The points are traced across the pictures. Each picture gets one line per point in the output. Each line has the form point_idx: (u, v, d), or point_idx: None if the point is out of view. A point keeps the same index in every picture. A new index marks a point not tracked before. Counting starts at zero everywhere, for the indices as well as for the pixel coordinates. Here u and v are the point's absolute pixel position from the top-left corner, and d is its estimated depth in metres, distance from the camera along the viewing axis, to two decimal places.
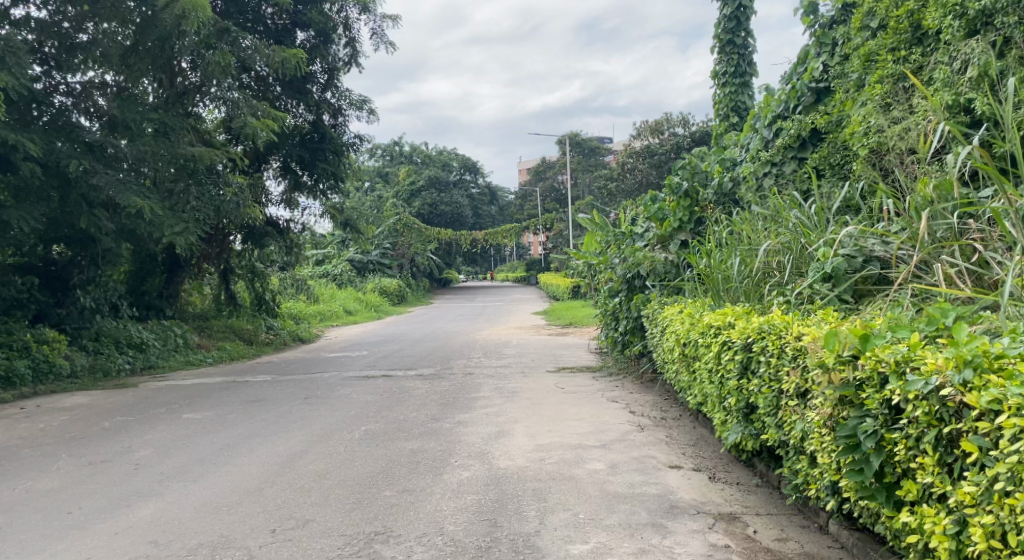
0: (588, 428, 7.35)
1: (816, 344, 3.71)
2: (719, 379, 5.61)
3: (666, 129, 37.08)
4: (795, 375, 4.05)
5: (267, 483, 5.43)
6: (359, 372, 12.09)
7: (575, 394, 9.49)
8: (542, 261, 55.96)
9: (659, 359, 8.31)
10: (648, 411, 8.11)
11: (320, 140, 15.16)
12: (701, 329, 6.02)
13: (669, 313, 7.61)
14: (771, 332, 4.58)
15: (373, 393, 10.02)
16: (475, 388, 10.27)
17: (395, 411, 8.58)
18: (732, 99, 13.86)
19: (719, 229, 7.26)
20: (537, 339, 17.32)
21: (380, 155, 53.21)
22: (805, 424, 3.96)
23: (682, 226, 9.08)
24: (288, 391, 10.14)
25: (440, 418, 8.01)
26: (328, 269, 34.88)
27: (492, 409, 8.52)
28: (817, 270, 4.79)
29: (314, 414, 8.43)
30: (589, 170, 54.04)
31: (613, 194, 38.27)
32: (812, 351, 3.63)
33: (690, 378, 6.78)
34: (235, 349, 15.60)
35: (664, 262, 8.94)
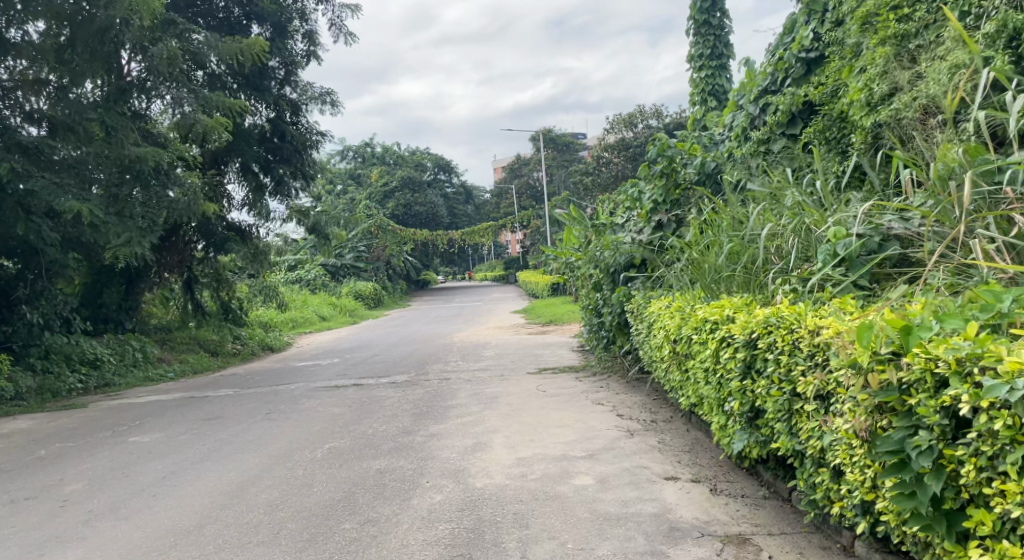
0: (574, 436, 6.72)
1: (841, 339, 3.13)
2: (717, 379, 5.03)
3: (639, 122, 36.64)
4: (815, 375, 3.46)
5: (208, 520, 4.77)
6: (329, 381, 11.41)
7: (558, 397, 8.89)
8: (520, 259, 55.45)
9: (646, 357, 7.71)
10: (637, 414, 7.52)
11: (281, 138, 14.46)
12: (693, 323, 5.43)
13: (656, 307, 7.02)
14: (779, 326, 3.97)
15: (341, 404, 9.33)
16: (451, 395, 9.64)
17: (363, 424, 7.90)
18: (711, 83, 13.22)
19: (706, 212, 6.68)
20: (516, 339, 16.70)
21: (352, 157, 52.21)
22: (828, 432, 3.38)
23: (658, 207, 8.41)
24: (250, 406, 9.44)
25: (412, 430, 7.35)
26: (301, 274, 34.02)
27: (468, 418, 7.88)
28: (827, 253, 4.23)
29: (274, 432, 7.74)
30: (564, 165, 53.57)
31: (589, 188, 37.74)
32: (841, 346, 3.03)
33: (682, 378, 6.20)
34: (197, 362, 14.83)
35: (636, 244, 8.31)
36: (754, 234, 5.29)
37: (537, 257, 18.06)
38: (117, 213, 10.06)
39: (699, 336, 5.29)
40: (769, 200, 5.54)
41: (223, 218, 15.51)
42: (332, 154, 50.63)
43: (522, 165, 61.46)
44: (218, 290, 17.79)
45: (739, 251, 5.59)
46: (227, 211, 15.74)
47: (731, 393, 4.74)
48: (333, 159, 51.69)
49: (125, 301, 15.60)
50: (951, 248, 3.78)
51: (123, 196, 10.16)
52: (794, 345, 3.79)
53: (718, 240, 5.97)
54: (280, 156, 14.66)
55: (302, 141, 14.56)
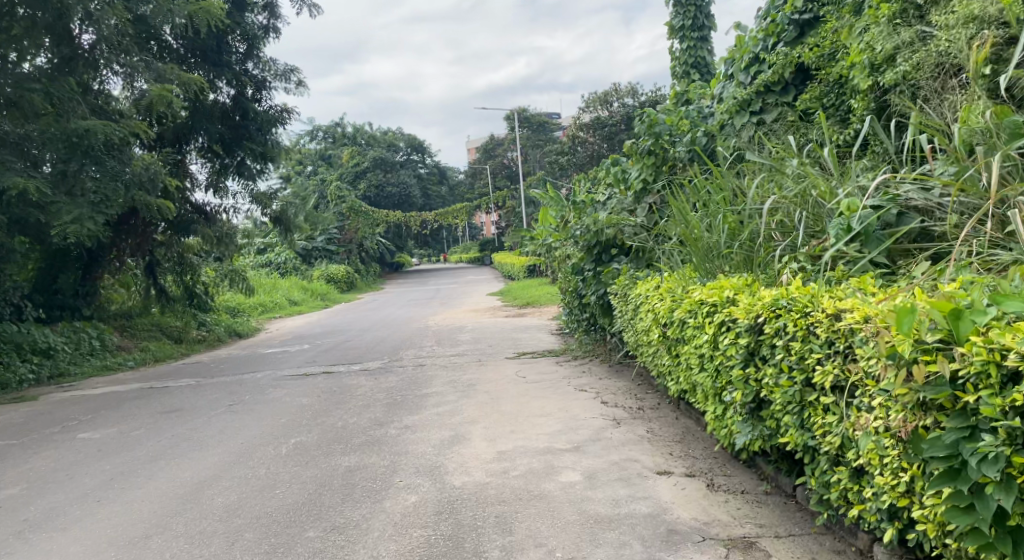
0: (558, 427, 6.33)
1: (873, 325, 2.83)
2: (714, 366, 4.65)
3: (614, 100, 36.05)
4: (835, 365, 3.10)
5: (155, 531, 4.32)
6: (297, 369, 10.91)
7: (538, 383, 8.49)
8: (495, 241, 54.90)
9: (633, 342, 7.32)
10: (622, 400, 7.15)
11: (244, 117, 13.78)
12: (687, 307, 5.05)
13: (643, 289, 6.65)
14: (790, 310, 3.58)
15: (310, 394, 8.85)
16: (426, 382, 9.20)
17: (333, 415, 7.44)
18: (691, 55, 12.89)
19: (697, 189, 6.30)
20: (493, 321, 16.26)
21: (322, 138, 50.80)
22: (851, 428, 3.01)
23: (647, 186, 7.99)
24: (212, 398, 8.92)
25: (385, 423, 6.91)
26: (271, 257, 33.20)
27: (445, 408, 7.45)
28: (839, 228, 3.82)
29: (237, 426, 7.25)
30: (539, 145, 53.00)
31: (564, 167, 37.26)
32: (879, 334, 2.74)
33: (673, 364, 5.80)
34: (159, 350, 14.22)
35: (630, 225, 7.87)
36: (754, 209, 4.91)
37: (512, 237, 17.61)
38: (66, 189, 9.67)
39: (695, 322, 4.89)
40: (767, 175, 5.15)
41: (186, 199, 14.87)
42: (301, 134, 49.49)
43: (497, 145, 60.75)
44: (182, 275, 17.10)
45: (736, 230, 5.24)
46: (191, 192, 15.07)
47: (732, 381, 4.36)
48: (302, 139, 50.57)
49: (82, 286, 14.90)
50: (981, 223, 3.45)
51: (72, 173, 9.52)
52: (808, 329, 3.41)
53: (713, 217, 5.57)
54: (244, 135, 13.96)
55: (266, 119, 13.91)
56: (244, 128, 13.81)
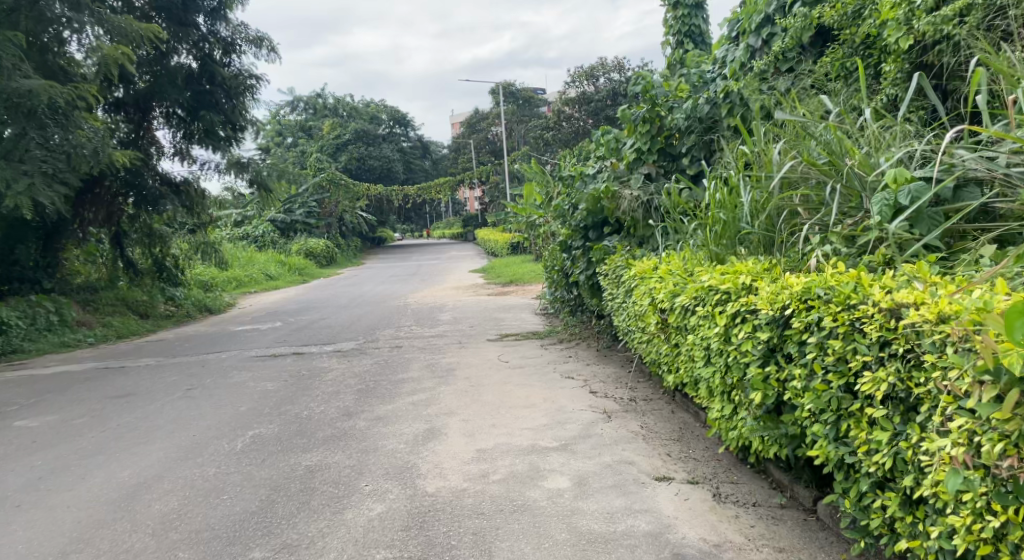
0: (544, 421, 5.74)
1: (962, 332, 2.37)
2: (721, 359, 4.10)
3: (600, 74, 35.40)
4: (895, 373, 2.60)
5: (76, 550, 3.73)
6: (265, 349, 10.27)
7: (522, 369, 7.91)
8: (479, 216, 54.18)
9: (625, 328, 6.76)
10: (614, 390, 6.60)
11: (210, 82, 13.00)
12: (691, 293, 4.49)
13: (639, 270, 6.11)
14: (829, 302, 3.01)
15: (276, 378, 8.21)
16: (402, 367, 8.59)
17: (298, 404, 6.81)
18: (686, 23, 12.15)
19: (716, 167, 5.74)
20: (476, 300, 15.62)
21: (302, 109, 49.46)
22: (918, 451, 2.50)
23: (642, 156, 7.37)
24: (170, 380, 8.27)
25: (353, 414, 6.29)
26: (248, 231, 32.37)
27: (421, 397, 6.84)
28: (884, 204, 3.51)
29: (192, 414, 6.61)
30: (524, 120, 52.11)
31: (549, 142, 36.46)
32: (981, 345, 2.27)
33: (671, 353, 5.23)
34: (121, 326, 13.50)
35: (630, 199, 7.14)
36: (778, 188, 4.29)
37: (496, 213, 16.91)
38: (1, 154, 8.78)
39: (701, 310, 4.31)
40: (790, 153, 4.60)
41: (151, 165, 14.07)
42: (281, 104, 48.25)
43: (481, 119, 59.72)
44: (150, 247, 16.25)
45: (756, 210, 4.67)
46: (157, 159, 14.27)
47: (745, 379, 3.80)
48: (282, 109, 49.29)
49: (43, 257, 14.13)
50: None
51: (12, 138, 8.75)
52: (852, 327, 2.83)
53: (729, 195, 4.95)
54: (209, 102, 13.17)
55: (234, 83, 13.12)
56: (209, 92, 13.03)
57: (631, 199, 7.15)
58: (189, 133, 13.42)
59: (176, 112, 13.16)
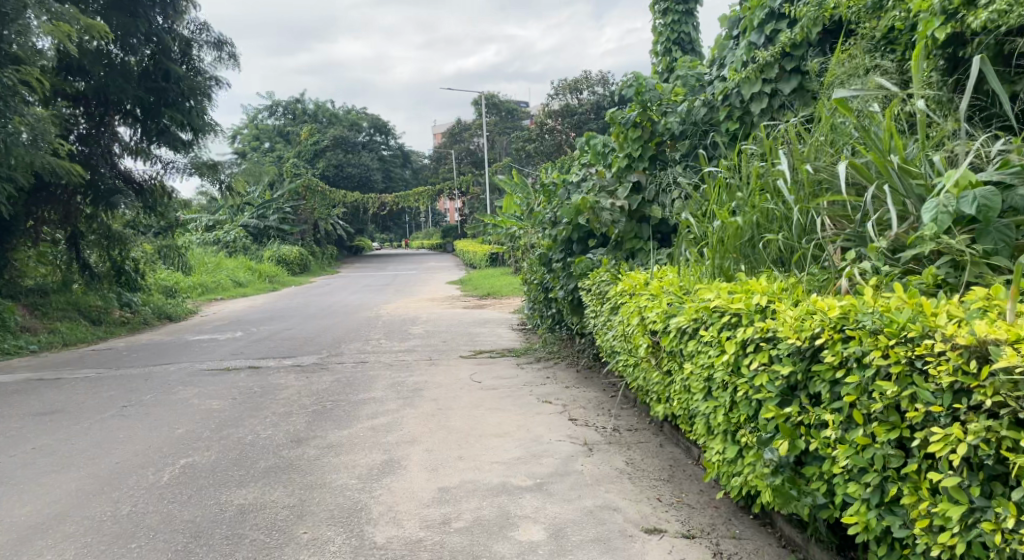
0: (518, 453, 5.09)
1: None
2: (726, 389, 3.47)
3: (584, 88, 35.03)
4: (986, 430, 2.15)
5: None
6: (220, 362, 9.53)
7: (495, 391, 7.26)
8: (457, 227, 53.58)
9: (609, 350, 6.16)
10: (595, 417, 6.00)
11: (165, 80, 12.35)
12: (692, 312, 3.84)
13: (626, 284, 5.55)
14: (877, 332, 2.49)
15: (225, 395, 7.47)
16: (366, 385, 7.91)
17: (242, 427, 6.10)
18: (675, 30, 11.60)
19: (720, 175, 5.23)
20: (450, 313, 14.97)
21: (281, 113, 48.60)
22: (1023, 538, 2.08)
23: (632, 164, 6.69)
24: (107, 395, 7.52)
25: (304, 440, 5.60)
26: (219, 236, 31.46)
27: (382, 422, 6.15)
28: (946, 208, 3.11)
29: (121, 437, 5.88)
30: (506, 132, 51.67)
31: (531, 154, 35.93)
32: None
33: (664, 381, 4.61)
34: (70, 334, 12.70)
35: (611, 208, 6.48)
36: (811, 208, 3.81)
37: (486, 210, 17.69)
38: None
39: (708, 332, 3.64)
40: (829, 165, 4.07)
41: (111, 164, 13.32)
42: (259, 108, 47.40)
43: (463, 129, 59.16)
44: (108, 250, 15.37)
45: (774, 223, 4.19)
46: (117, 158, 13.49)
47: (754, 417, 3.20)
48: (260, 113, 48.38)
49: None
50: None
51: None
52: (910, 367, 2.37)
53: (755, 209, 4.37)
54: (165, 101, 12.57)
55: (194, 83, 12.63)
56: (166, 90, 12.41)
57: (612, 213, 6.51)
58: (146, 132, 12.85)
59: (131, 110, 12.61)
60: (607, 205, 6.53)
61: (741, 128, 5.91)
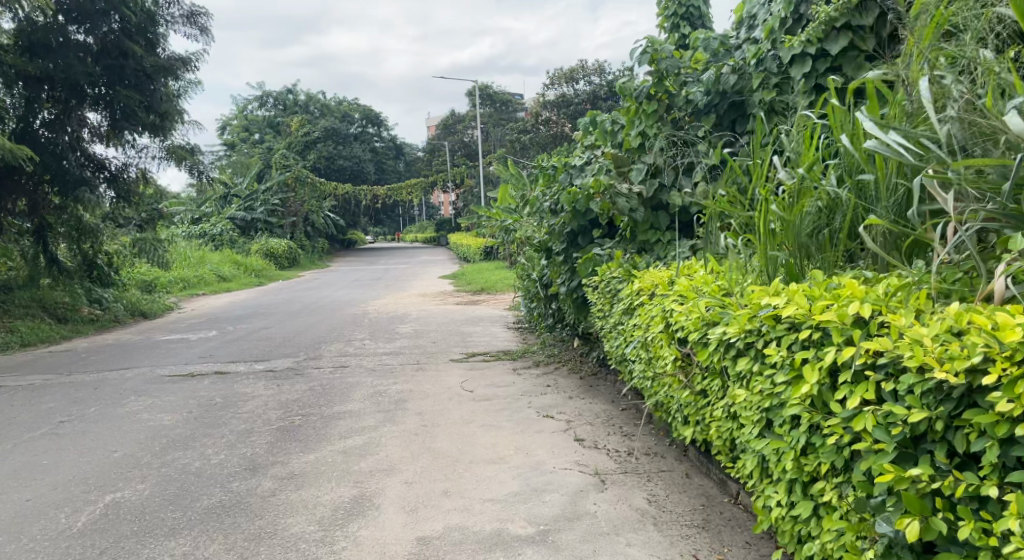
0: (516, 487, 4.18)
1: None
2: (792, 425, 2.67)
3: (580, 77, 33.90)
4: None
5: None
6: (184, 367, 8.63)
7: (490, 402, 6.37)
8: (451, 220, 52.65)
9: (621, 359, 5.27)
10: (605, 438, 5.09)
11: (124, 56, 11.39)
12: (747, 313, 2.96)
13: (646, 283, 4.68)
14: None
15: (179, 407, 6.55)
16: (343, 394, 7.02)
17: (192, 449, 5.20)
18: (684, 4, 10.44)
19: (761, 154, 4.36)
20: (442, 310, 14.07)
21: (272, 105, 47.62)
22: None
23: (647, 143, 5.83)
24: (47, 409, 6.62)
25: (259, 469, 4.69)
26: (205, 229, 30.50)
27: (356, 443, 5.25)
28: None
29: (45, 463, 4.99)
30: (501, 123, 50.76)
31: (525, 145, 34.91)
32: None
33: (695, 401, 3.73)
34: (30, 334, 11.80)
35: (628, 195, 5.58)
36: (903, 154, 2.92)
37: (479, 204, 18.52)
38: None
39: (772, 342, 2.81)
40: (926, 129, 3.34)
41: (85, 154, 12.42)
42: (249, 98, 46.34)
43: (457, 121, 58.13)
44: (79, 243, 14.48)
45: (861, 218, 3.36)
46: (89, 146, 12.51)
47: (839, 470, 2.46)
48: (250, 105, 47.29)
49: None
50: None
51: None
52: None
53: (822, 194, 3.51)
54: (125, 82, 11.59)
55: (162, 63, 11.76)
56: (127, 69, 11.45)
57: (625, 199, 5.60)
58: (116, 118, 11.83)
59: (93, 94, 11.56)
60: (621, 188, 5.68)
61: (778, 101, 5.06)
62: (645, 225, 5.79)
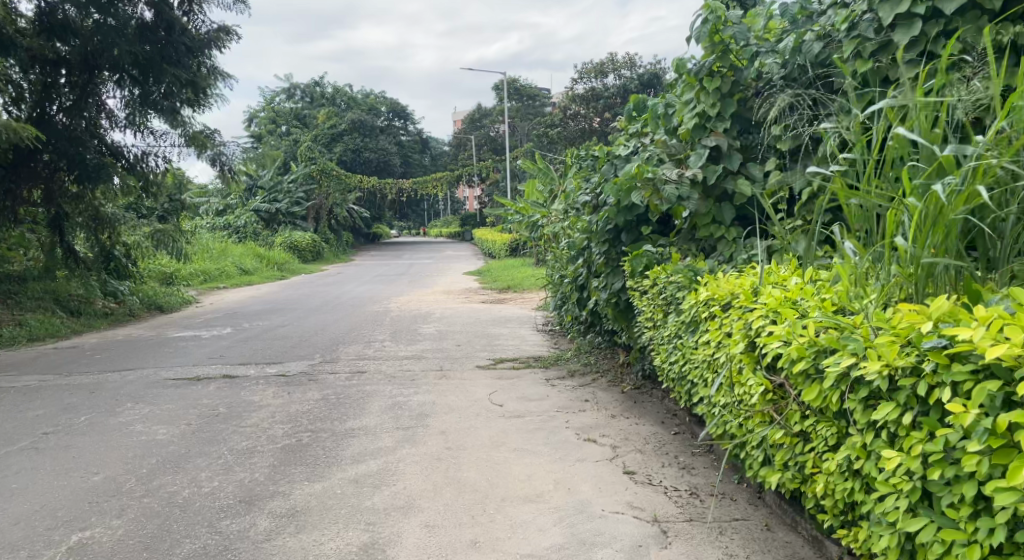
0: (559, 539, 3.44)
1: None
2: (974, 505, 2.10)
3: (609, 71, 33.07)
4: None
5: None
6: (191, 369, 8.02)
7: (524, 420, 5.64)
8: (476, 215, 52.04)
9: (680, 378, 4.49)
10: (661, 470, 4.32)
11: (167, 33, 10.72)
12: (896, 342, 2.35)
13: (714, 289, 3.94)
14: None
15: (177, 419, 5.89)
16: (358, 405, 6.32)
17: (183, 472, 4.53)
18: None
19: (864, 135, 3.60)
20: (467, 308, 13.38)
21: (300, 97, 47.31)
22: None
23: (707, 123, 5.08)
24: (34, 417, 6.01)
25: (255, 502, 4.00)
26: (229, 221, 30.11)
27: (369, 469, 4.54)
28: None
29: (16, 486, 4.35)
30: (528, 117, 49.96)
31: (553, 141, 34.07)
32: None
33: (793, 447, 2.92)
34: (39, 328, 11.29)
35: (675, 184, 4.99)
36: None
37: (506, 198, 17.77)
38: None
39: (938, 383, 2.21)
40: None
41: (104, 142, 11.78)
42: (277, 90, 45.99)
43: (483, 115, 57.43)
44: (97, 234, 13.74)
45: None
46: (107, 132, 11.83)
47: None
48: (277, 97, 46.95)
49: None
50: None
51: None
52: None
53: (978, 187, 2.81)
54: (167, 60, 10.82)
55: (199, 39, 11.01)
56: (167, 48, 10.76)
57: (674, 185, 5.01)
58: (148, 99, 11.12)
59: (128, 72, 10.89)
60: (667, 172, 5.10)
61: (873, 73, 4.26)
62: (706, 215, 5.09)
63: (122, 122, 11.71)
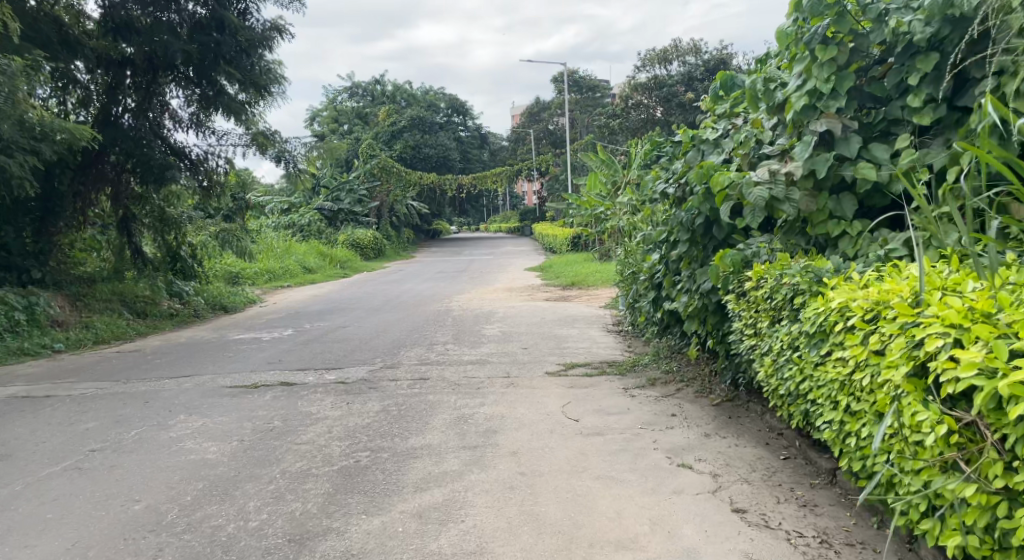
0: None
1: None
2: None
3: (674, 58, 31.93)
4: None
5: None
6: (247, 376, 7.64)
7: (605, 438, 5.02)
8: (537, 209, 51.40)
9: (795, 398, 3.77)
10: (779, 508, 3.65)
11: (219, 31, 10.32)
12: None
13: (850, 296, 3.27)
14: None
15: (228, 435, 5.45)
16: (420, 418, 5.79)
17: (230, 501, 4.07)
18: None
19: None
20: (532, 307, 12.78)
21: (360, 96, 47.46)
22: None
23: (820, 103, 4.44)
24: (84, 431, 5.66)
25: (306, 543, 3.50)
26: (293, 219, 30.16)
27: (434, 500, 3.99)
28: None
29: (50, 516, 3.95)
30: (588, 109, 49.03)
31: (615, 132, 33.16)
32: None
33: (991, 508, 2.40)
34: (106, 331, 11.18)
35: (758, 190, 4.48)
36: None
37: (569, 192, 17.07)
38: None
39: None
40: None
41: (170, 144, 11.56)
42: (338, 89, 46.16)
43: (543, 108, 56.69)
44: (163, 235, 13.77)
45: None
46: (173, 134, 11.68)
47: None
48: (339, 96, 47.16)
49: (35, 244, 11.73)
50: None
51: None
52: None
53: None
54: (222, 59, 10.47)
55: (254, 37, 10.54)
56: (218, 48, 10.34)
57: (765, 187, 4.49)
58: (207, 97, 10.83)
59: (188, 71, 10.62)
60: (757, 174, 4.57)
61: None
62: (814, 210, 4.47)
63: (184, 121, 11.46)
